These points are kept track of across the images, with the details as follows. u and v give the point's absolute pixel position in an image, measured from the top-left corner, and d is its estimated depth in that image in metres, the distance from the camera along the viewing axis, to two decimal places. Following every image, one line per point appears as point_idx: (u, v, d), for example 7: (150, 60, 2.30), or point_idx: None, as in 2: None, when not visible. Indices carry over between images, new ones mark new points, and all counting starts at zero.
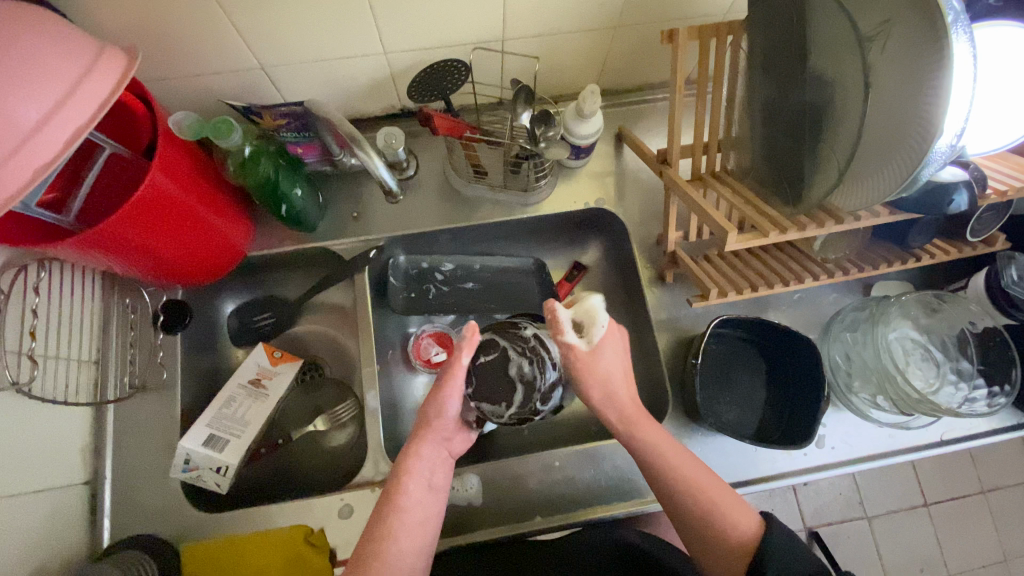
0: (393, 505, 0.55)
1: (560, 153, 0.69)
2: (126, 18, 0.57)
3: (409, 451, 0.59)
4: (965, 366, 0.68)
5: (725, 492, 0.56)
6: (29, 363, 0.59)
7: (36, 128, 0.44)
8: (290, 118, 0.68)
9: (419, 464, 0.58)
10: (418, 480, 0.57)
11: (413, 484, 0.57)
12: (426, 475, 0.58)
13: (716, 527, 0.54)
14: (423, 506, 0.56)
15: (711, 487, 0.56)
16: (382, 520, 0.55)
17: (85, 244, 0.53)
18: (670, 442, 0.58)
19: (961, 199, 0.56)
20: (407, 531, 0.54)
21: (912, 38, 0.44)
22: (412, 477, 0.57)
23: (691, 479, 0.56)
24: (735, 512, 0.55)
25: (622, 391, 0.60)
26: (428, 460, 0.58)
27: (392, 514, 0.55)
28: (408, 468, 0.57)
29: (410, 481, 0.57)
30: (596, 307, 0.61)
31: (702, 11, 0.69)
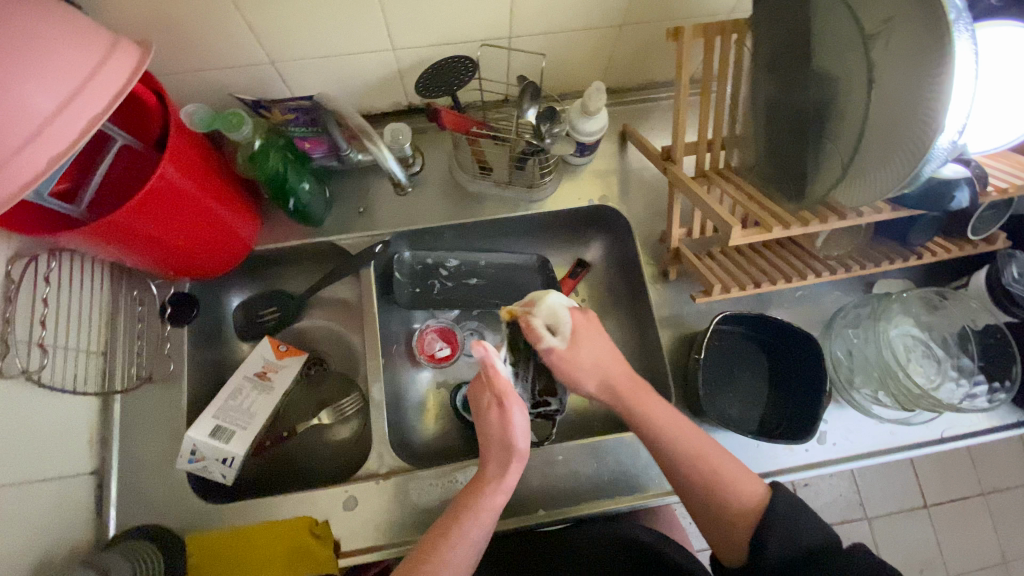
0: (459, 530, 0.54)
1: (564, 148, 0.71)
2: (140, 11, 0.57)
3: (491, 485, 0.57)
4: (965, 362, 0.69)
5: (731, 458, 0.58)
6: (40, 352, 0.59)
7: (50, 118, 0.45)
8: (299, 114, 0.70)
9: (499, 496, 0.57)
10: (495, 510, 0.56)
11: (488, 515, 0.56)
12: (499, 508, 0.57)
13: (720, 487, 0.56)
14: (491, 533, 0.56)
15: (708, 442, 0.58)
16: (446, 543, 0.53)
17: (97, 235, 0.54)
18: (662, 405, 0.61)
19: (961, 196, 0.56)
20: (469, 556, 0.54)
21: (914, 36, 0.45)
22: (489, 511, 0.56)
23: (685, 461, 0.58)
24: (735, 469, 0.57)
25: (615, 370, 0.63)
26: (508, 490, 0.58)
27: (458, 539, 0.54)
28: (485, 500, 0.56)
29: (486, 512, 0.56)
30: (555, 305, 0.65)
31: (706, 10, 0.69)
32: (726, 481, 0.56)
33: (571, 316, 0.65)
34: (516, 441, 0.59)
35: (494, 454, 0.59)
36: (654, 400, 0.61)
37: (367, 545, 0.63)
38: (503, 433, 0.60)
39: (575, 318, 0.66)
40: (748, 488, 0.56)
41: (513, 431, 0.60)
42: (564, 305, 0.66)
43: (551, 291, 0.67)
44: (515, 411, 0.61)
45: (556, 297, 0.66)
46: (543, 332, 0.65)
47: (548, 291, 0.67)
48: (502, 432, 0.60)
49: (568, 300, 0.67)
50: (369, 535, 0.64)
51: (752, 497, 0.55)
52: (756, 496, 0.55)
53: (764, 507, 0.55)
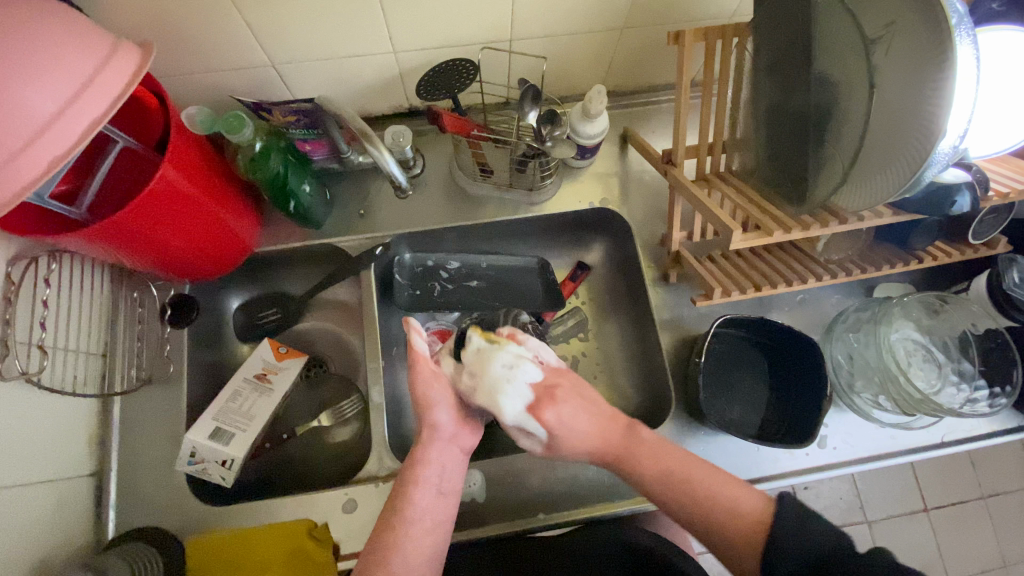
0: (401, 514, 0.55)
1: (567, 151, 0.70)
2: (142, 13, 0.58)
3: (415, 459, 0.58)
4: (966, 366, 0.69)
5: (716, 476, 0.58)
6: (39, 354, 0.59)
7: (51, 120, 0.45)
8: (298, 116, 0.67)
9: (426, 472, 0.57)
10: (425, 488, 0.57)
11: (421, 493, 0.56)
12: (434, 483, 0.57)
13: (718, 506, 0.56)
14: (431, 513, 0.56)
15: (667, 450, 0.60)
16: (389, 527, 0.54)
17: (94, 237, 0.54)
18: (653, 445, 0.60)
19: (964, 201, 0.56)
20: (418, 537, 0.54)
21: (915, 40, 0.45)
22: (422, 486, 0.56)
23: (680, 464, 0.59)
24: (734, 489, 0.57)
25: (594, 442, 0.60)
26: (436, 466, 0.58)
27: (398, 523, 0.54)
28: (418, 476, 0.57)
29: (418, 489, 0.56)
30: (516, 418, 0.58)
31: (707, 13, 0.69)
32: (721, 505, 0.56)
33: (541, 421, 0.58)
34: (433, 415, 0.59)
35: (417, 429, 0.60)
36: (642, 447, 0.60)
37: (365, 547, 0.63)
38: (420, 405, 0.60)
39: (541, 418, 0.58)
40: (745, 502, 0.56)
41: (429, 405, 0.59)
42: (525, 408, 0.58)
43: (501, 400, 0.57)
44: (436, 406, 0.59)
45: (510, 401, 0.58)
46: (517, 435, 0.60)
47: (500, 405, 0.58)
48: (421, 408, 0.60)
49: (525, 398, 0.58)
50: (368, 537, 0.64)
51: (750, 511, 0.55)
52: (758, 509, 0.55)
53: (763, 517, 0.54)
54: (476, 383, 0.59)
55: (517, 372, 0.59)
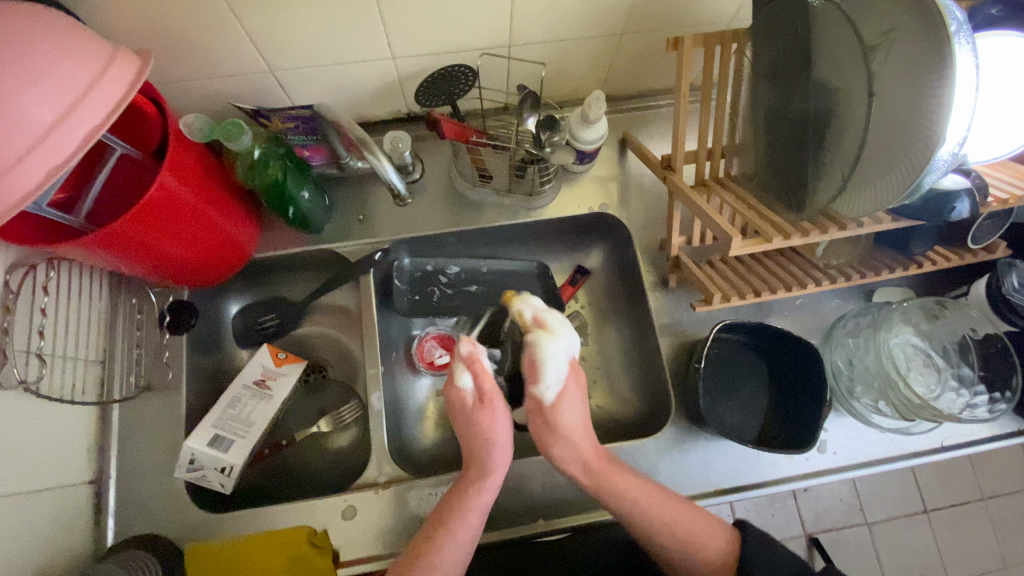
0: (448, 532, 0.56)
1: (565, 158, 0.70)
2: (140, 21, 0.57)
3: (475, 485, 0.59)
4: (966, 371, 0.69)
5: (691, 513, 0.59)
6: (38, 362, 0.59)
7: (50, 130, 0.45)
8: (298, 123, 0.67)
9: (484, 497, 0.59)
10: (479, 511, 0.58)
11: (474, 515, 0.58)
12: (484, 506, 0.59)
13: (692, 542, 0.57)
14: (475, 532, 0.58)
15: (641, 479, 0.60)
16: (434, 548, 0.55)
17: (95, 246, 0.54)
18: (630, 477, 0.60)
19: (962, 207, 0.56)
20: (456, 557, 0.56)
21: (915, 48, 0.44)
22: (476, 511, 0.58)
23: (664, 509, 0.58)
24: (701, 523, 0.58)
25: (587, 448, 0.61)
26: (493, 492, 0.59)
27: (445, 542, 0.56)
28: (473, 500, 0.58)
29: (473, 514, 0.57)
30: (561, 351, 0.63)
31: (707, 18, 0.69)
32: (697, 535, 0.58)
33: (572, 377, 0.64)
34: (499, 442, 0.61)
35: (477, 455, 0.60)
36: (622, 475, 0.60)
37: (367, 554, 0.63)
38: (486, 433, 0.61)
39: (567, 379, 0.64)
40: (717, 536, 0.58)
41: (499, 431, 0.61)
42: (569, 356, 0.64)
43: (560, 326, 0.64)
44: (501, 410, 0.63)
45: (563, 339, 0.64)
46: (536, 373, 0.62)
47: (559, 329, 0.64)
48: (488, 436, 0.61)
49: (566, 358, 0.64)
50: (368, 544, 0.64)
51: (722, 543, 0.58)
52: (725, 541, 0.58)
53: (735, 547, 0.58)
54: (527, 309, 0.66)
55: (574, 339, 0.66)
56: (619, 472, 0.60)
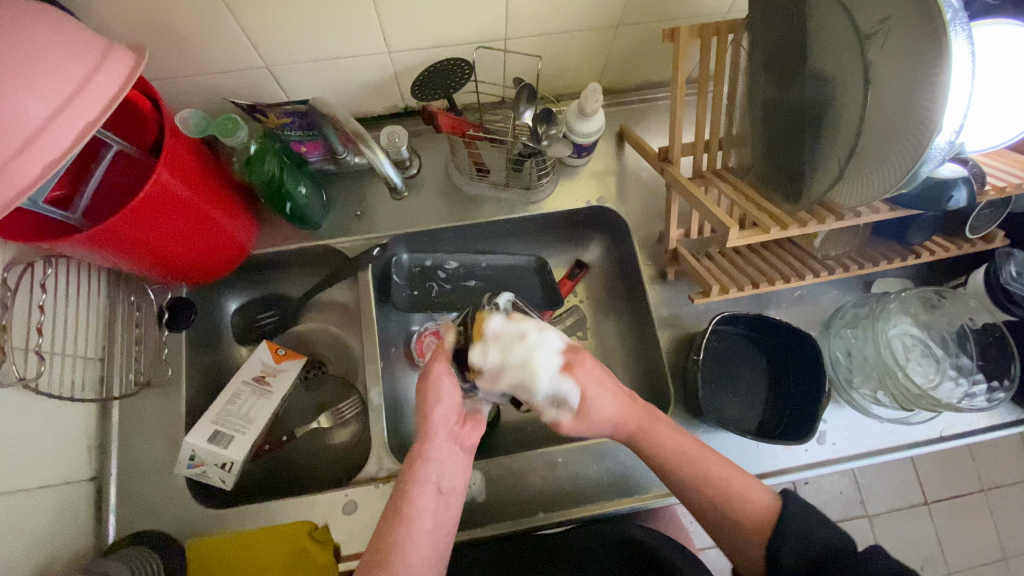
0: (402, 514, 0.52)
1: (562, 150, 0.70)
2: (134, 17, 0.57)
3: (416, 458, 0.54)
4: (965, 361, 0.69)
5: (734, 468, 0.57)
6: (36, 359, 0.59)
7: (45, 126, 0.45)
8: (294, 118, 0.68)
9: (428, 470, 0.54)
10: (426, 488, 0.53)
11: (421, 493, 0.53)
12: (431, 483, 0.53)
13: (729, 500, 0.55)
14: (435, 513, 0.53)
15: (676, 432, 0.58)
16: (389, 529, 0.51)
17: (88, 242, 0.54)
18: (670, 429, 0.59)
19: (960, 195, 0.55)
20: (420, 544, 0.51)
21: (910, 35, 0.44)
22: (425, 488, 0.53)
23: (701, 455, 0.57)
24: (739, 478, 0.56)
25: (620, 412, 0.58)
26: (435, 466, 0.54)
27: (399, 524, 0.51)
28: (416, 475, 0.53)
29: (419, 490, 0.53)
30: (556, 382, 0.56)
31: (703, 10, 0.69)
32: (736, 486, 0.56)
33: (574, 378, 0.57)
34: (434, 414, 0.55)
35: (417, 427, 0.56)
36: (663, 426, 0.59)
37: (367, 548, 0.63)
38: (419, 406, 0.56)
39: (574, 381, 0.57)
40: (757, 497, 0.55)
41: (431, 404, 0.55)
42: (558, 369, 0.57)
43: (537, 358, 0.56)
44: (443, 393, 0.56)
45: (546, 361, 0.56)
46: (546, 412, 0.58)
47: (537, 370, 0.56)
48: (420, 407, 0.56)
49: (557, 364, 0.57)
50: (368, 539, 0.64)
51: (763, 508, 0.54)
52: (766, 504, 0.55)
53: (774, 514, 0.54)
54: (501, 345, 0.56)
55: (542, 339, 0.57)
56: (660, 425, 0.59)
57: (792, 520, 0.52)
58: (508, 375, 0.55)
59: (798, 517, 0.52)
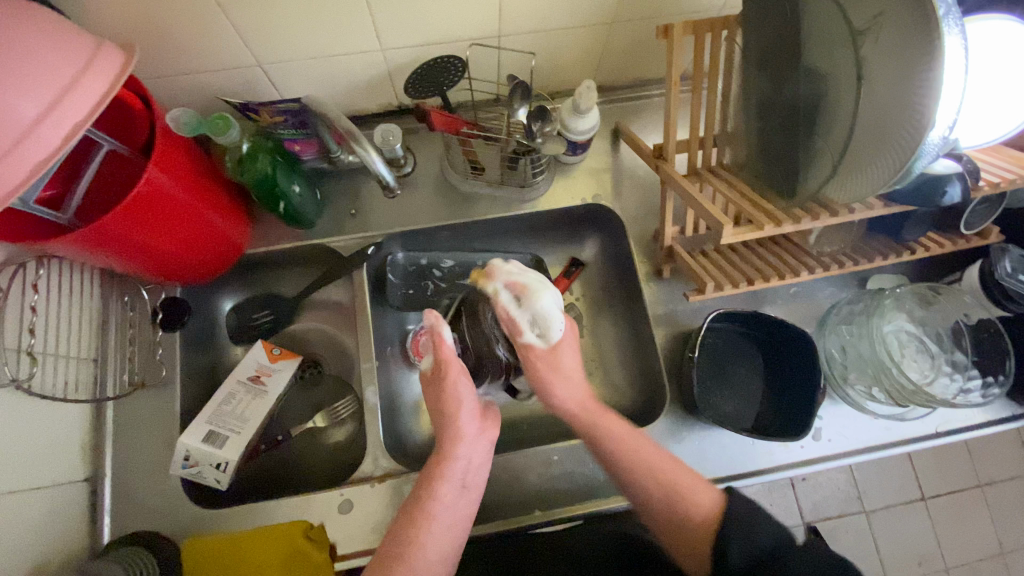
0: (424, 510, 0.54)
1: (556, 147, 0.71)
2: (126, 16, 0.57)
3: (444, 456, 0.58)
4: (960, 357, 0.69)
5: (680, 467, 0.58)
6: (29, 360, 0.59)
7: (34, 125, 0.45)
8: (287, 116, 0.69)
9: (455, 467, 0.57)
10: (451, 484, 0.56)
11: (446, 489, 0.56)
12: (457, 479, 0.57)
13: (674, 497, 0.55)
14: (457, 509, 0.56)
15: (625, 424, 0.61)
16: (411, 525, 0.53)
17: (82, 242, 0.53)
18: (619, 421, 0.62)
19: (954, 192, 0.55)
20: (440, 538, 0.53)
21: (903, 31, 0.44)
22: (449, 483, 0.56)
23: (650, 453, 0.58)
24: (685, 478, 0.56)
25: (579, 394, 0.64)
26: (462, 461, 0.58)
27: (422, 520, 0.54)
28: (442, 472, 0.56)
29: (445, 487, 0.56)
30: (549, 311, 0.66)
31: (697, 6, 0.69)
32: (684, 487, 0.56)
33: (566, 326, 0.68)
34: (460, 410, 0.60)
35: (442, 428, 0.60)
36: (613, 419, 0.62)
37: (363, 547, 0.63)
38: (444, 406, 0.61)
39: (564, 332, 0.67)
40: (702, 495, 0.55)
41: (457, 402, 0.60)
42: (559, 308, 0.67)
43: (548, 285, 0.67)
44: (461, 384, 0.62)
45: (551, 300, 0.67)
46: (520, 330, 0.66)
47: (546, 291, 0.66)
48: (447, 408, 0.60)
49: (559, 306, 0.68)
50: (364, 538, 0.64)
51: (708, 505, 0.54)
52: (712, 500, 0.55)
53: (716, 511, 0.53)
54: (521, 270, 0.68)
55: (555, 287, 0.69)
56: (609, 416, 0.62)
57: (735, 515, 0.51)
58: (523, 276, 0.67)
59: (742, 515, 0.51)
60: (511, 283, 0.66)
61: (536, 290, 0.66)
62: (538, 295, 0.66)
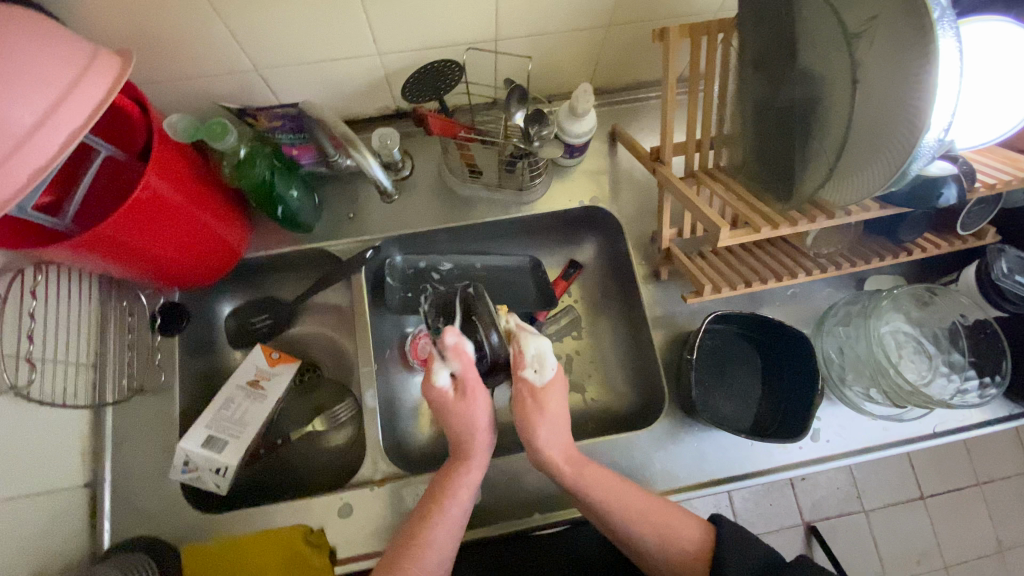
0: (440, 511, 0.57)
1: (553, 151, 0.71)
2: (122, 22, 0.57)
3: (463, 463, 0.60)
4: (957, 357, 0.69)
5: (664, 509, 0.60)
6: (28, 366, 0.59)
7: (32, 132, 0.45)
8: (285, 120, 0.69)
9: (472, 475, 0.60)
10: (466, 489, 0.59)
11: (461, 493, 0.59)
12: (473, 490, 0.60)
13: (665, 538, 0.58)
14: (467, 510, 0.59)
15: (603, 471, 0.60)
16: (426, 526, 0.56)
17: (80, 248, 0.53)
18: (599, 470, 0.60)
19: (949, 193, 0.55)
20: (449, 537, 0.57)
21: (897, 34, 0.44)
22: (465, 488, 0.59)
23: (636, 500, 0.59)
24: (674, 519, 0.59)
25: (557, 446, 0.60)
26: (479, 469, 0.61)
27: (438, 522, 0.57)
28: (460, 479, 0.59)
29: (463, 492, 0.58)
30: (547, 353, 0.63)
31: (693, 9, 0.69)
32: (670, 530, 0.59)
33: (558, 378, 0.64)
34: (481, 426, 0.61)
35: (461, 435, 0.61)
36: (594, 469, 0.60)
37: (363, 551, 0.63)
38: (468, 422, 0.60)
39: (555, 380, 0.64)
40: (692, 531, 0.59)
41: (480, 420, 0.61)
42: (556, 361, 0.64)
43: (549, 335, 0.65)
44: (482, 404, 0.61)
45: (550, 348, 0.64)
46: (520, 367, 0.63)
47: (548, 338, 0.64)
48: (470, 424, 0.60)
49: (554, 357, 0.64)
50: (364, 542, 0.64)
51: (696, 539, 0.59)
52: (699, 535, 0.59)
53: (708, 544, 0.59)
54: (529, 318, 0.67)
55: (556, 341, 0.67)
56: (592, 470, 0.60)
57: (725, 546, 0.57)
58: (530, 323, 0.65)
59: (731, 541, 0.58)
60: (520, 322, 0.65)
61: (540, 334, 0.64)
62: (542, 339, 0.64)
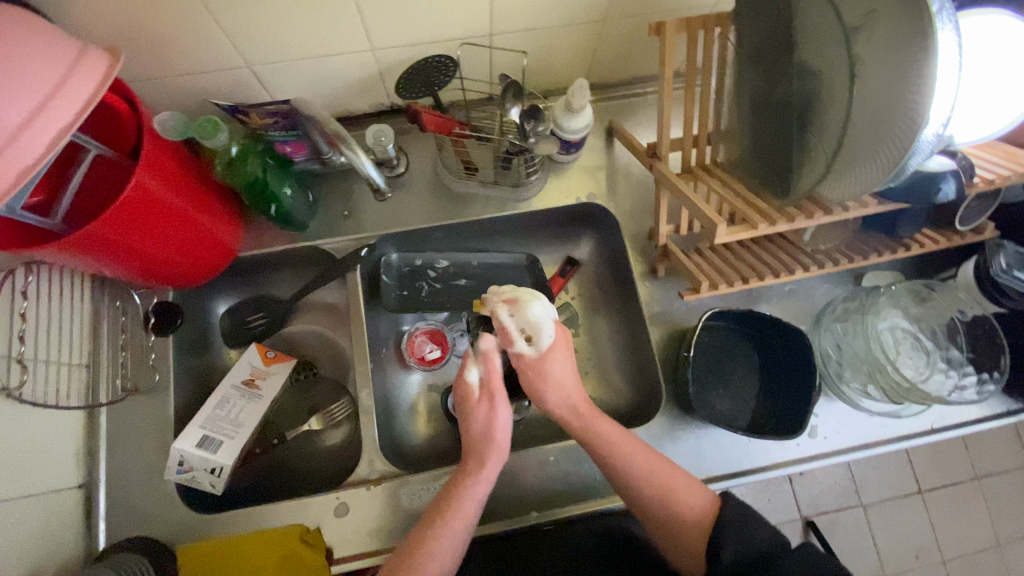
0: (444, 520, 0.56)
1: (549, 147, 0.69)
2: (110, 19, 0.56)
3: (472, 475, 0.59)
4: (955, 354, 0.69)
5: (672, 470, 0.59)
6: (19, 368, 0.59)
7: (19, 130, 0.44)
8: (277, 118, 0.66)
9: (480, 487, 0.58)
10: (473, 501, 0.58)
11: (468, 504, 0.57)
12: (482, 497, 0.58)
13: (668, 499, 0.58)
14: (472, 521, 0.57)
15: (617, 426, 0.61)
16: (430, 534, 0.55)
17: (71, 247, 0.53)
18: (611, 422, 0.62)
19: (947, 188, 0.56)
20: (450, 549, 0.56)
21: (896, 27, 0.44)
22: (471, 500, 0.57)
23: (646, 457, 0.59)
24: (680, 482, 0.58)
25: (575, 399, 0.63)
26: (489, 483, 0.59)
27: (442, 531, 0.56)
28: (466, 489, 0.58)
29: (468, 502, 0.57)
30: (539, 318, 0.65)
31: (690, 3, 0.68)
32: (675, 492, 0.58)
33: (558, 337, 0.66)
34: (497, 435, 0.61)
35: (473, 441, 0.61)
36: (609, 423, 0.62)
37: (360, 550, 0.63)
38: (485, 427, 0.61)
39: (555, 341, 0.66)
40: (698, 500, 0.58)
41: (496, 427, 0.61)
42: (551, 321, 0.66)
43: (538, 296, 0.67)
44: (501, 409, 0.62)
45: (540, 307, 0.66)
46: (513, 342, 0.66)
47: (536, 302, 0.66)
48: (485, 431, 0.61)
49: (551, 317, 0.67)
50: (361, 541, 0.63)
51: (700, 507, 0.57)
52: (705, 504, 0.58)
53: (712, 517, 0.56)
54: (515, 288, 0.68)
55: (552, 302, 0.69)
56: (606, 422, 0.62)
57: (726, 521, 0.55)
58: (519, 293, 0.67)
59: (735, 517, 0.55)
60: (507, 298, 0.67)
61: (528, 298, 0.66)
62: (530, 307, 0.65)
